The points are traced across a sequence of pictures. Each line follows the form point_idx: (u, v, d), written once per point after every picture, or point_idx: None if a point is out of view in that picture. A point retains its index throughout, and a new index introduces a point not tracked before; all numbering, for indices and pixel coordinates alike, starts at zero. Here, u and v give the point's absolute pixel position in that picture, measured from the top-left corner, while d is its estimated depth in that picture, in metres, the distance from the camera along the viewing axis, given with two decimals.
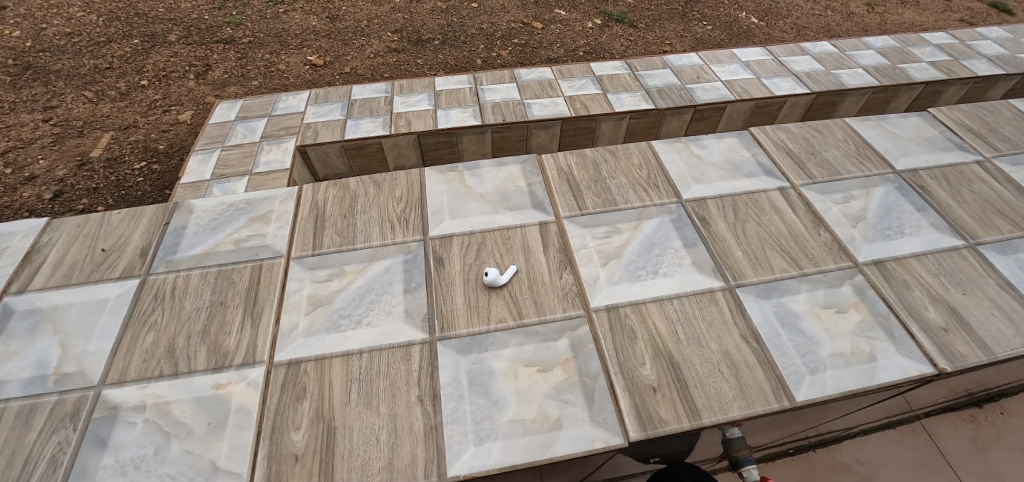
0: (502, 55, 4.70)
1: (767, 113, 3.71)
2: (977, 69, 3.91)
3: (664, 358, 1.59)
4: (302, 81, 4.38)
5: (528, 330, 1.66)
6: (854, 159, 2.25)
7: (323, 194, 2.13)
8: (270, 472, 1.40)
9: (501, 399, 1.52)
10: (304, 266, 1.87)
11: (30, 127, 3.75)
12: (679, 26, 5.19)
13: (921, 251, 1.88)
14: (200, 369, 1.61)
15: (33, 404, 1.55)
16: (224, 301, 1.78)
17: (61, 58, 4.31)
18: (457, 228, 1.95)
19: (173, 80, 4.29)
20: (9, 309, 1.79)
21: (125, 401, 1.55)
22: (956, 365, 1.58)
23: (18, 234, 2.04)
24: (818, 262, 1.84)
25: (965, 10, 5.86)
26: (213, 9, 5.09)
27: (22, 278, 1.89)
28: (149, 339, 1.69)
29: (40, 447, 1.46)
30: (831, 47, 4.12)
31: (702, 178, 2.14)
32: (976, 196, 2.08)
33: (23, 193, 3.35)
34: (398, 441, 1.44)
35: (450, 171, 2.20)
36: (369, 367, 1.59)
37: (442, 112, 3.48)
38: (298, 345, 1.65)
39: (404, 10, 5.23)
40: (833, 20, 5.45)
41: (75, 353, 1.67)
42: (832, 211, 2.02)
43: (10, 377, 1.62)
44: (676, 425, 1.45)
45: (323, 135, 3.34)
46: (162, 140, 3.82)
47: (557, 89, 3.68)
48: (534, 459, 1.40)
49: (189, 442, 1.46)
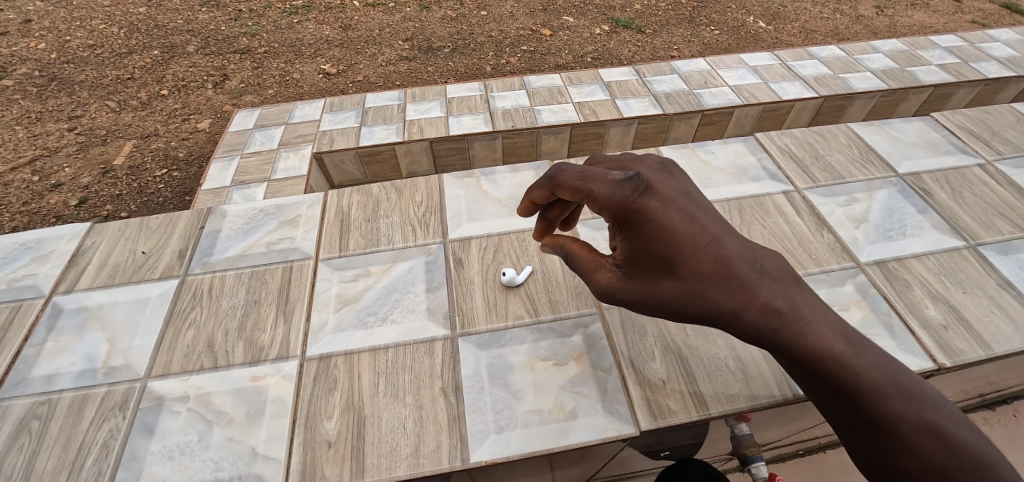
0: (511, 62, 4.82)
1: (774, 117, 3.78)
2: (987, 72, 3.96)
3: (673, 353, 1.66)
4: (316, 90, 4.53)
5: (543, 327, 1.75)
6: (858, 162, 2.33)
7: (347, 199, 2.25)
8: (305, 457, 1.50)
9: (519, 391, 1.61)
10: (332, 267, 1.98)
11: (57, 136, 3.93)
12: (687, 31, 5.29)
13: (922, 251, 1.96)
14: (238, 362, 1.72)
15: (84, 395, 1.67)
16: (258, 299, 1.89)
17: (85, 70, 4.50)
18: (475, 231, 2.06)
19: (191, 89, 4.46)
20: (58, 308, 1.92)
21: (169, 392, 1.67)
22: (954, 361, 1.65)
23: (63, 237, 2.18)
24: (821, 262, 1.92)
25: (977, 12, 5.91)
26: (230, 20, 5.27)
27: (69, 279, 2.02)
28: (189, 335, 1.81)
29: (93, 433, 1.59)
30: (839, 52, 4.20)
31: (709, 182, 2.23)
32: (977, 198, 2.15)
33: (50, 199, 3.51)
34: (424, 430, 1.54)
35: (468, 177, 2.31)
36: (395, 361, 1.69)
37: (453, 119, 3.60)
38: (327, 341, 1.76)
39: (415, 19, 5.37)
40: (841, 23, 5.53)
41: (121, 348, 1.79)
42: (835, 213, 2.10)
43: (62, 370, 1.75)
44: (684, 415, 1.53)
45: (338, 142, 3.47)
46: (181, 148, 3.98)
47: (566, 95, 3.79)
48: (552, 446, 1.49)
49: (230, 430, 1.57)
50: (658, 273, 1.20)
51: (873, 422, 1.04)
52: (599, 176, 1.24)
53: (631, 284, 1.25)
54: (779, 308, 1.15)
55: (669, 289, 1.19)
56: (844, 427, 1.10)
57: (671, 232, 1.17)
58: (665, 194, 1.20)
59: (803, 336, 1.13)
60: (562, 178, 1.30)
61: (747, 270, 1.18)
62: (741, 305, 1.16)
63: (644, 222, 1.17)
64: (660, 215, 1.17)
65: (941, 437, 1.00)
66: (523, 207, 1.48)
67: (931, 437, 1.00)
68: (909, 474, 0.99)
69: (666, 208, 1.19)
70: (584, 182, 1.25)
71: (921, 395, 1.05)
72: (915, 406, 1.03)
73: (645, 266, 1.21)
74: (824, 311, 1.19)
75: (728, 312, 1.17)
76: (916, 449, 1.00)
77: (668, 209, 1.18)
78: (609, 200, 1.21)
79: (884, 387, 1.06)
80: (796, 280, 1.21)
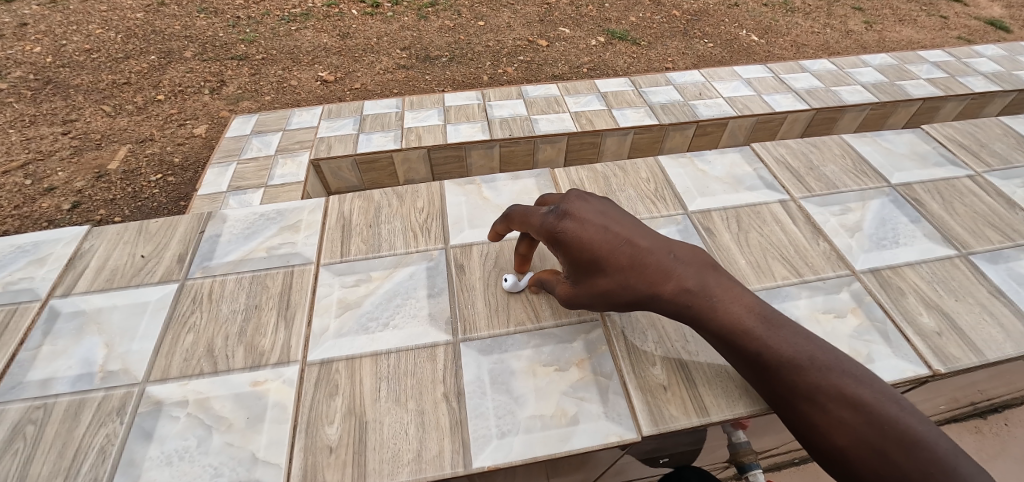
0: (508, 72, 4.87)
1: (768, 129, 3.84)
2: (974, 86, 4.05)
3: (673, 359, 1.67)
4: (313, 97, 4.54)
5: (544, 333, 1.76)
6: (851, 173, 2.37)
7: (348, 204, 2.26)
8: (306, 463, 1.50)
9: (521, 396, 1.62)
10: (333, 273, 1.98)
11: (51, 140, 3.91)
12: (681, 43, 5.37)
13: (915, 260, 1.99)
14: (239, 367, 1.71)
15: (81, 400, 1.66)
16: (258, 304, 1.89)
17: (80, 74, 4.49)
18: (476, 237, 2.07)
19: (188, 95, 4.46)
20: (56, 312, 1.90)
21: (168, 397, 1.65)
22: (948, 367, 1.68)
23: (61, 241, 2.16)
24: (818, 270, 1.95)
25: (963, 28, 6.05)
26: (228, 26, 5.29)
27: (66, 282, 2.01)
28: (188, 339, 1.80)
29: (90, 439, 1.57)
30: (830, 65, 4.28)
31: (706, 191, 2.26)
32: (968, 208, 2.20)
33: (42, 203, 3.48)
34: (425, 435, 1.54)
35: (468, 184, 2.33)
36: (397, 367, 1.69)
37: (452, 127, 3.63)
38: (328, 346, 1.75)
39: (413, 28, 5.41)
40: (832, 37, 5.63)
41: (120, 352, 1.78)
42: (830, 222, 2.13)
43: (59, 374, 1.73)
44: (685, 421, 1.54)
45: (336, 149, 3.48)
46: (177, 153, 3.98)
47: (563, 105, 3.82)
48: (554, 451, 1.50)
49: (230, 435, 1.57)
50: (593, 278, 1.47)
51: (790, 390, 1.30)
52: (533, 211, 1.58)
53: (580, 288, 1.52)
54: (697, 295, 1.41)
55: (604, 287, 1.46)
56: (772, 397, 1.36)
57: (591, 243, 1.44)
58: (587, 215, 1.49)
59: (717, 316, 1.40)
60: (511, 214, 1.65)
61: (667, 263, 1.44)
62: (665, 294, 1.42)
63: (572, 240, 1.45)
64: (580, 233, 1.44)
65: (854, 406, 1.23)
66: (492, 238, 1.79)
67: (837, 396, 1.25)
68: (827, 430, 1.24)
69: (585, 226, 1.46)
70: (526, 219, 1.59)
71: (821, 359, 1.32)
72: (830, 378, 1.28)
73: (582, 274, 1.49)
74: (736, 291, 1.45)
75: (656, 304, 1.44)
76: (827, 409, 1.25)
77: (585, 226, 1.45)
78: (541, 229, 1.52)
79: (790, 356, 1.33)
80: (707, 266, 1.47)
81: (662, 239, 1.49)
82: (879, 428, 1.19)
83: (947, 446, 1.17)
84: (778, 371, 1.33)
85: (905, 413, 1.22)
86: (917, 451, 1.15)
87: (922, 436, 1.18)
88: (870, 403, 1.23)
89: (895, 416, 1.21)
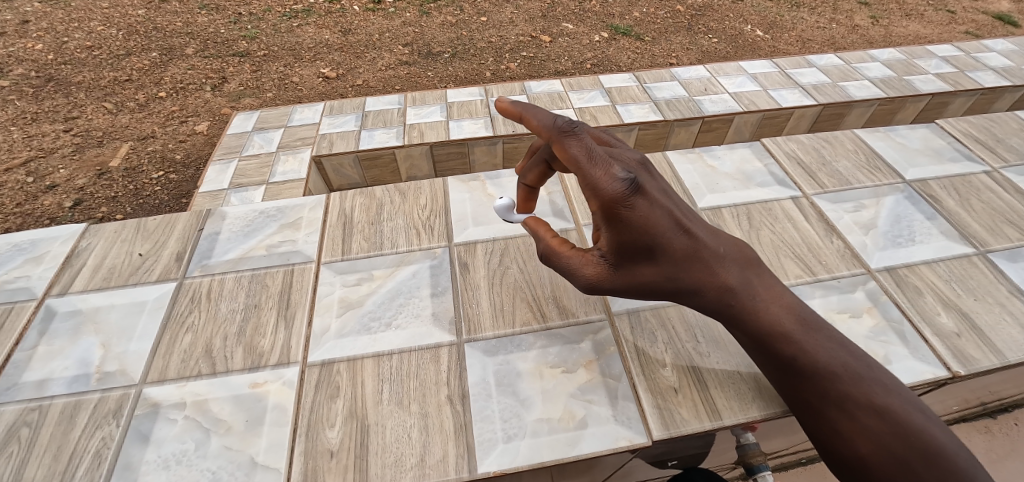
0: (511, 68, 4.81)
1: (774, 124, 3.78)
2: (984, 81, 3.98)
3: (684, 361, 1.63)
4: (314, 93, 4.50)
5: (551, 333, 1.72)
6: (864, 169, 2.31)
7: (349, 201, 2.21)
8: (306, 468, 1.45)
9: (527, 398, 1.57)
10: (334, 271, 1.94)
11: (52, 137, 3.87)
12: (686, 39, 5.30)
13: (931, 258, 1.93)
14: (238, 368, 1.67)
15: (78, 401, 1.62)
16: (258, 303, 1.85)
17: (81, 71, 4.45)
18: (480, 235, 2.03)
19: (189, 92, 4.42)
20: (52, 311, 1.87)
21: (166, 399, 1.61)
22: (967, 369, 1.62)
23: (58, 239, 2.12)
24: (831, 269, 1.90)
25: (971, 23, 5.96)
26: (229, 22, 5.24)
27: (64, 280, 1.97)
28: (186, 339, 1.76)
29: (86, 442, 1.53)
30: (837, 60, 4.21)
31: (716, 187, 2.21)
32: (985, 205, 2.14)
33: (43, 201, 3.45)
34: (429, 439, 1.50)
35: (472, 181, 2.28)
36: (399, 368, 1.65)
37: (454, 123, 3.57)
38: (329, 347, 1.71)
39: (414, 24, 5.36)
40: (838, 32, 5.56)
41: (117, 352, 1.74)
42: (844, 220, 2.07)
43: (55, 375, 1.69)
44: (697, 424, 1.49)
45: (337, 146, 3.43)
46: (178, 151, 3.94)
47: (567, 101, 3.77)
48: (561, 456, 1.45)
49: (229, 438, 1.53)
50: (642, 264, 1.28)
51: (821, 397, 1.26)
52: (603, 164, 1.19)
53: (618, 273, 1.30)
54: (740, 295, 1.37)
55: (648, 276, 1.30)
56: (798, 401, 1.31)
57: (655, 230, 1.24)
58: (652, 193, 1.26)
59: (760, 318, 1.35)
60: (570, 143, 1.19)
61: (717, 259, 1.36)
62: (709, 292, 1.36)
63: (642, 222, 1.21)
64: (650, 217, 1.22)
65: (882, 416, 1.20)
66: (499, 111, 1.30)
67: (864, 404, 1.21)
68: (851, 437, 1.20)
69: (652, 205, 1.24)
70: (585, 167, 1.19)
71: (854, 367, 1.27)
72: (859, 387, 1.24)
73: (630, 257, 1.27)
74: (776, 290, 1.41)
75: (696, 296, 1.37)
76: (854, 416, 1.21)
77: (653, 209, 1.23)
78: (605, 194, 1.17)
79: (824, 362, 1.28)
80: (751, 262, 1.42)
81: (710, 231, 1.39)
82: (905, 439, 1.16)
83: (966, 459, 1.16)
84: (811, 377, 1.28)
85: (929, 423, 1.20)
86: (940, 464, 1.13)
87: (945, 448, 1.16)
88: (898, 413, 1.19)
89: (920, 427, 1.18)
